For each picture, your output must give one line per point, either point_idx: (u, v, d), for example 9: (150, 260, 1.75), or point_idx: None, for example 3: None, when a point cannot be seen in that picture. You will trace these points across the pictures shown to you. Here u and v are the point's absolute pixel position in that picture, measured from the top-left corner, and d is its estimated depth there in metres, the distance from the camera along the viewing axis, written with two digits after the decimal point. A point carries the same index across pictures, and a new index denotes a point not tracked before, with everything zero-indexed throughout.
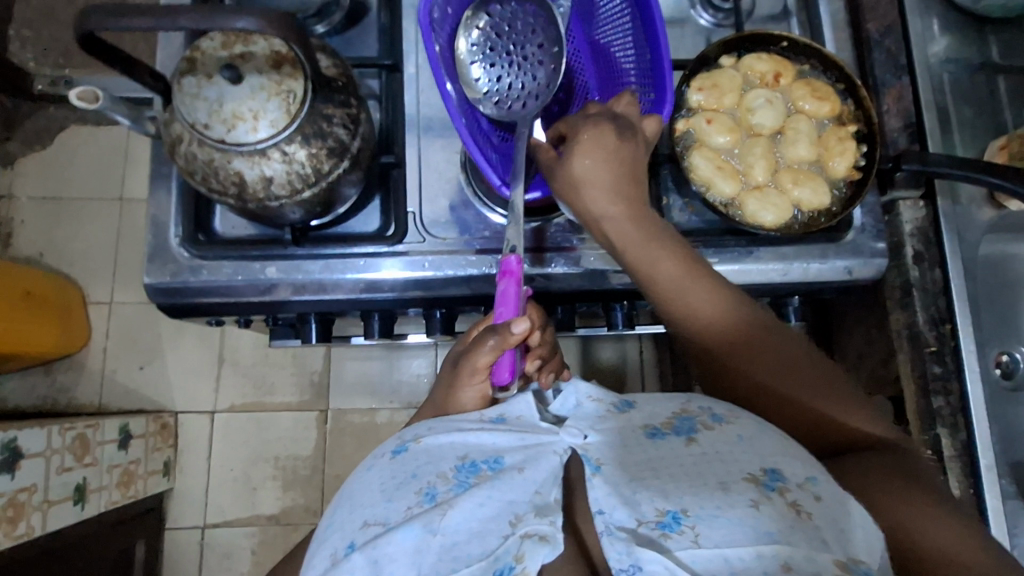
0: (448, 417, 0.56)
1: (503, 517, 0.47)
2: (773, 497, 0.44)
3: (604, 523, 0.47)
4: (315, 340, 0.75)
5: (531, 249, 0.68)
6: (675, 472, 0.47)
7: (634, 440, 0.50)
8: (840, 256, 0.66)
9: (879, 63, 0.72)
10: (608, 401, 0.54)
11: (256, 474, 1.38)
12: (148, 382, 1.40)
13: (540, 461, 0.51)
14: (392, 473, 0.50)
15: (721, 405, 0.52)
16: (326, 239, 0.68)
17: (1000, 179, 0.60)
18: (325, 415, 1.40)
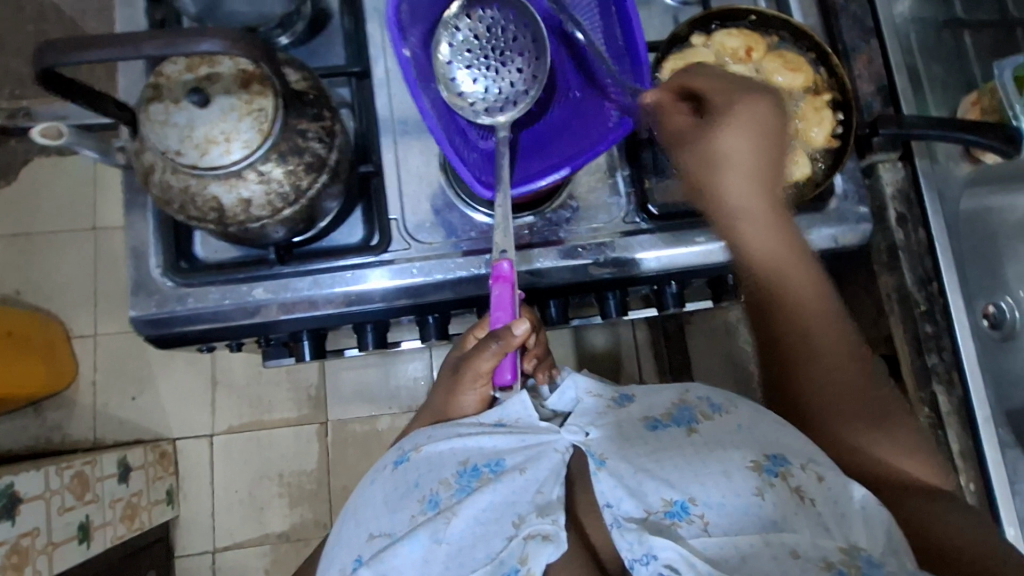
0: (446, 421, 0.59)
1: (506, 517, 0.51)
2: (776, 482, 0.49)
3: (614, 514, 0.50)
4: (309, 357, 0.74)
5: (518, 246, 0.68)
6: (678, 461, 0.51)
7: (636, 433, 0.54)
8: (826, 225, 0.67)
9: (847, 30, 0.73)
10: (607, 395, 0.58)
11: (262, 493, 1.37)
12: (142, 412, 1.38)
13: (540, 460, 0.54)
14: (396, 485, 0.55)
15: (718, 395, 0.57)
16: (310, 254, 0.67)
17: (977, 135, 0.62)
18: (325, 427, 1.39)
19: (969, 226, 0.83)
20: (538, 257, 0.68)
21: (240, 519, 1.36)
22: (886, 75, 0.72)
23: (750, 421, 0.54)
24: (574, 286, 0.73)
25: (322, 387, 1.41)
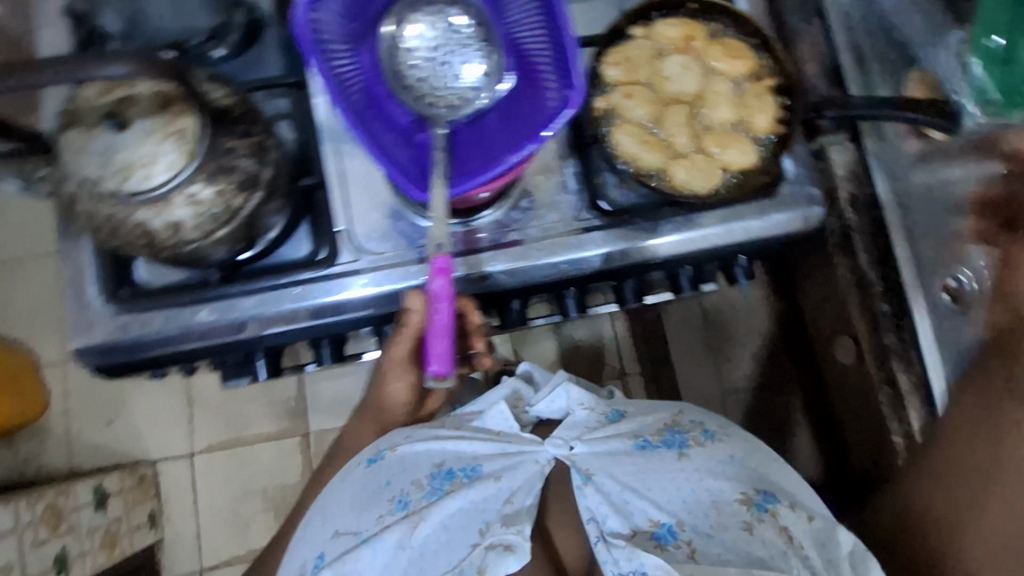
0: (420, 426, 0.73)
1: (473, 525, 0.64)
2: (764, 516, 0.63)
3: (599, 531, 0.65)
4: (265, 376, 0.73)
5: (469, 252, 0.67)
6: (669, 485, 0.66)
7: (627, 453, 0.69)
8: (779, 210, 0.68)
9: (790, 12, 0.72)
10: (598, 410, 0.73)
11: (246, 509, 1.35)
12: (118, 437, 1.36)
13: (517, 469, 0.68)
14: (367, 484, 0.69)
15: (709, 422, 0.72)
16: (256, 271, 0.65)
17: (916, 112, 0.62)
18: (306, 440, 1.37)
19: None
20: (492, 261, 0.67)
21: (225, 538, 1.34)
22: (832, 54, 0.72)
23: (738, 450, 0.69)
24: (533, 285, 0.73)
25: (300, 399, 1.39)
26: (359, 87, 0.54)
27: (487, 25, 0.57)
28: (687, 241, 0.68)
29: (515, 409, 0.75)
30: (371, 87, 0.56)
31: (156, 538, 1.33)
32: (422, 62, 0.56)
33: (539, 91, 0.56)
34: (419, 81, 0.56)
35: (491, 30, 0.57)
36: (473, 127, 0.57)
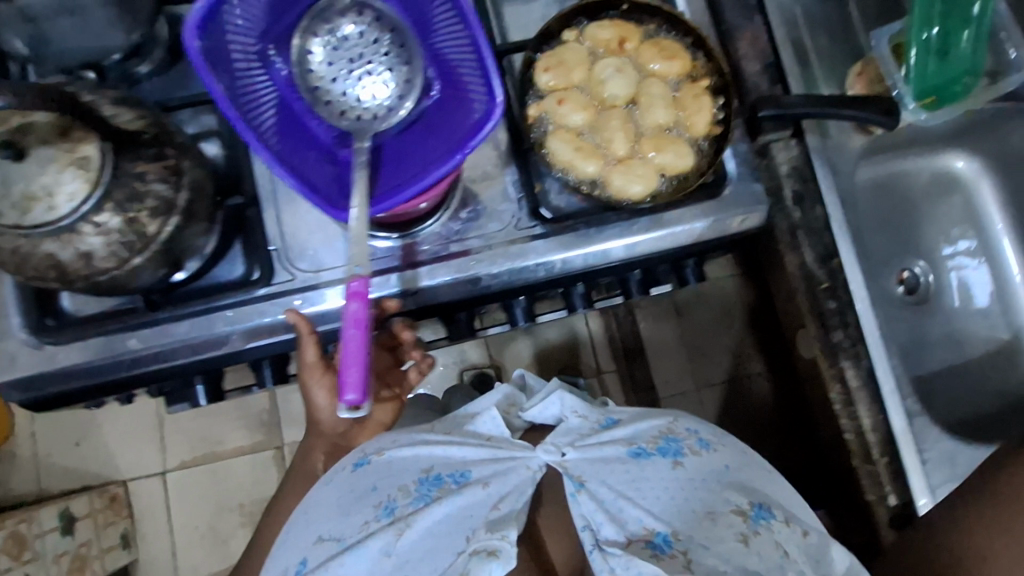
0: (409, 430, 0.60)
1: (459, 532, 0.51)
2: (761, 530, 0.50)
3: (593, 539, 0.52)
4: (204, 403, 0.71)
5: (408, 266, 0.66)
6: (660, 494, 0.53)
7: (617, 459, 0.55)
8: (723, 211, 0.66)
9: (728, 9, 0.71)
10: (593, 418, 0.60)
11: (222, 525, 1.33)
12: (89, 459, 1.33)
13: (506, 475, 0.56)
14: (352, 487, 0.56)
15: (706, 429, 0.59)
16: (187, 295, 0.64)
17: (852, 113, 0.60)
18: (279, 453, 1.34)
19: (875, 195, 0.83)
20: (431, 274, 0.66)
21: (202, 556, 1.32)
22: (772, 50, 0.72)
23: (736, 462, 0.56)
24: (479, 296, 0.71)
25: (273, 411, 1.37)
26: (273, 107, 0.53)
27: (405, 33, 0.55)
28: (632, 246, 0.66)
29: (507, 415, 0.64)
30: (289, 104, 0.54)
31: (132, 559, 1.31)
32: (340, 75, 0.54)
33: (463, 98, 0.53)
34: (339, 96, 0.54)
35: (410, 36, 0.55)
36: (400, 139, 0.56)
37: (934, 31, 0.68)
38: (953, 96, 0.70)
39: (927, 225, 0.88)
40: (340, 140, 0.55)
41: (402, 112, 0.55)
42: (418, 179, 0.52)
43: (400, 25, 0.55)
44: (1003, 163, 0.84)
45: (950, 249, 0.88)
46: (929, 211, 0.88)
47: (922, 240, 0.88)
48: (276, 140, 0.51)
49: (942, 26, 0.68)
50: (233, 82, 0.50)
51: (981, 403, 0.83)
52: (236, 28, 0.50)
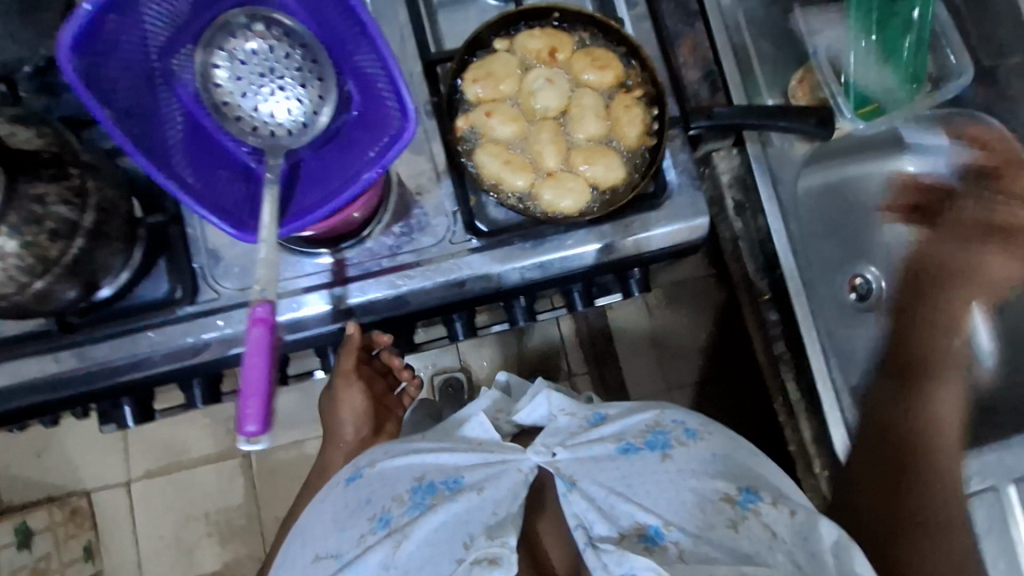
0: (401, 439, 0.62)
1: (457, 539, 0.53)
2: (747, 515, 0.54)
3: (586, 536, 0.55)
4: (133, 424, 0.69)
5: (337, 282, 0.64)
6: (651, 489, 0.56)
7: (607, 457, 0.58)
8: (663, 223, 0.65)
9: (668, 14, 0.70)
10: (581, 415, 0.62)
11: (189, 534, 1.17)
12: (49, 469, 1.17)
13: (498, 479, 0.58)
14: (345, 502, 0.58)
15: (693, 420, 0.62)
16: (108, 314, 0.62)
17: (788, 122, 0.63)
18: (248, 461, 1.20)
19: (820, 200, 0.85)
20: (361, 290, 0.64)
21: (167, 568, 1.16)
22: (712, 57, 0.70)
23: (721, 450, 0.59)
24: (419, 311, 0.70)
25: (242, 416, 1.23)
26: (176, 127, 0.51)
27: (316, 44, 0.52)
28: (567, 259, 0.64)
29: (497, 421, 0.68)
30: (199, 121, 0.52)
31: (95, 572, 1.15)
32: (249, 91, 0.51)
33: (381, 115, 0.52)
34: (247, 113, 0.52)
35: (321, 50, 0.52)
36: (319, 155, 0.54)
37: (872, 38, 0.68)
38: (898, 102, 0.69)
39: (879, 228, 0.87)
40: (254, 156, 0.53)
41: (317, 128, 0.53)
42: (332, 201, 0.51)
43: (311, 39, 0.52)
44: None
45: (906, 256, 0.87)
46: None
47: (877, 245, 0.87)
48: (180, 162, 0.50)
49: (880, 32, 0.67)
50: (122, 103, 0.48)
51: None
52: (122, 44, 0.48)
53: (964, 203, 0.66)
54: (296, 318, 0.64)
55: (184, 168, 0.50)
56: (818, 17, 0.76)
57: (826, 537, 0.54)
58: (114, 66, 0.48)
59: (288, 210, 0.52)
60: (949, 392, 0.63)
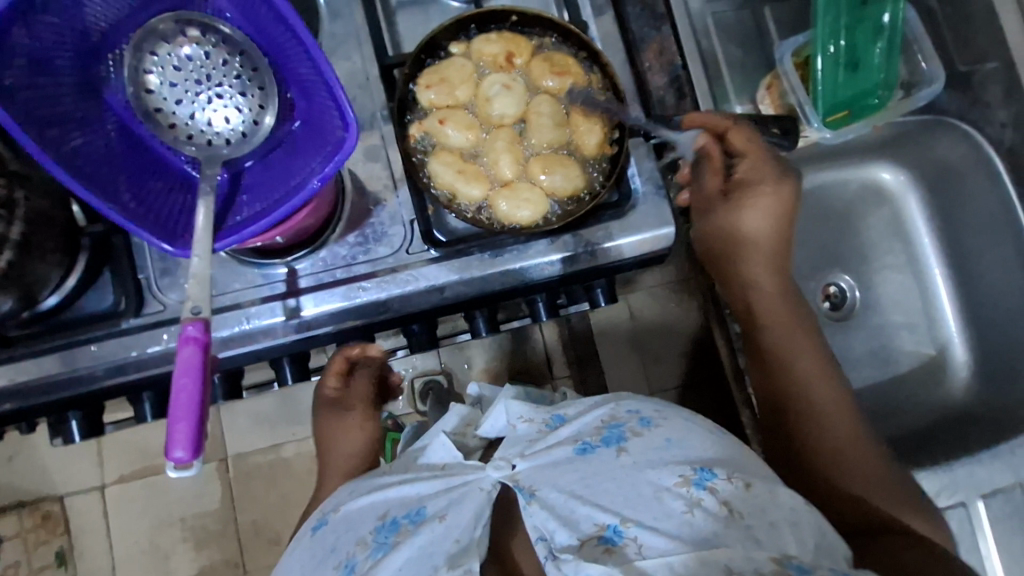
0: (368, 476, 0.59)
1: (423, 572, 0.47)
2: (704, 495, 0.47)
3: (548, 549, 0.47)
4: (79, 439, 0.66)
5: (289, 294, 0.62)
6: (609, 488, 0.48)
7: (565, 460, 0.51)
8: (627, 233, 0.63)
9: (634, 17, 0.67)
10: (539, 419, 0.56)
11: (164, 540, 1.08)
12: (18, 472, 1.07)
13: (461, 504, 0.51)
14: (313, 553, 0.54)
15: (649, 407, 0.55)
16: (48, 327, 0.60)
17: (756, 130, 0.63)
18: (223, 464, 1.09)
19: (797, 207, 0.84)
20: (314, 303, 0.62)
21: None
22: (677, 62, 0.67)
23: (680, 434, 0.52)
24: (378, 323, 0.67)
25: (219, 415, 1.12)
26: (106, 138, 0.49)
27: (254, 51, 0.51)
28: (528, 270, 0.62)
29: (462, 438, 0.60)
30: (131, 128, 0.51)
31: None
32: (185, 98, 0.50)
33: (322, 124, 0.50)
34: (183, 121, 0.51)
35: (260, 57, 0.51)
36: (262, 163, 0.52)
37: (841, 44, 0.66)
38: (869, 109, 0.69)
39: (853, 236, 0.85)
40: (190, 165, 0.52)
41: (259, 138, 0.52)
42: (269, 213, 0.49)
43: (250, 45, 0.51)
44: (934, 178, 0.81)
45: (882, 264, 0.85)
46: (861, 224, 0.86)
47: (851, 252, 0.85)
48: (112, 174, 0.48)
49: (850, 38, 0.66)
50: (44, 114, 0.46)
51: (916, 418, 0.80)
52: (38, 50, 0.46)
53: (739, 168, 0.63)
54: (244, 333, 0.61)
55: (122, 190, 0.48)
56: (788, 22, 0.74)
57: (782, 503, 0.48)
58: (33, 78, 0.46)
59: (226, 223, 0.50)
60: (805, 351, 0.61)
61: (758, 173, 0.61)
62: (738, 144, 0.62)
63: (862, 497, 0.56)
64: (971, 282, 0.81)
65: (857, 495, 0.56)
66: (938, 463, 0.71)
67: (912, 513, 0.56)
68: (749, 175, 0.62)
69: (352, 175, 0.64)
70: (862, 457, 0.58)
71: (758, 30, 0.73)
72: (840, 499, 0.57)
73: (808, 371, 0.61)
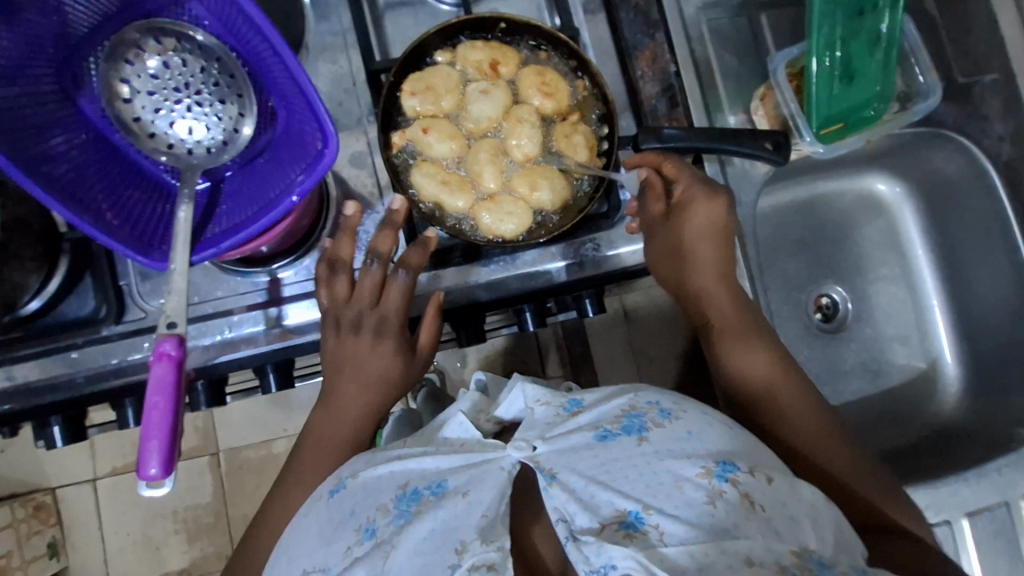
0: (382, 446, 0.55)
1: (447, 545, 0.45)
2: (726, 488, 0.46)
3: (567, 530, 0.46)
4: (62, 443, 0.66)
5: (272, 302, 0.62)
6: (629, 475, 0.47)
7: (584, 446, 0.49)
8: (616, 242, 0.64)
9: (627, 23, 0.66)
10: (556, 402, 0.54)
11: (155, 532, 1.07)
12: (10, 463, 1.05)
13: (483, 480, 0.49)
14: (329, 516, 0.49)
15: (667, 398, 0.53)
16: (28, 333, 0.59)
17: (734, 147, 0.60)
18: (216, 458, 1.08)
19: (793, 214, 0.83)
20: (301, 310, 0.62)
21: (132, 569, 1.06)
22: (671, 70, 0.66)
23: (702, 427, 0.50)
24: None
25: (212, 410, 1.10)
26: (83, 147, 0.49)
27: (230, 56, 0.50)
28: (516, 279, 0.64)
29: (476, 421, 0.58)
30: (107, 138, 0.51)
31: (60, 569, 1.04)
32: (162, 107, 0.50)
33: (301, 133, 0.49)
34: (161, 130, 0.51)
35: (237, 64, 0.50)
36: (242, 172, 0.52)
37: (837, 55, 0.64)
38: (863, 122, 0.68)
39: (849, 246, 0.84)
40: (171, 173, 0.52)
41: (239, 146, 0.51)
42: (246, 226, 0.48)
43: (226, 53, 0.50)
44: (931, 191, 0.80)
45: (877, 275, 0.85)
46: (858, 235, 0.85)
47: (845, 263, 0.84)
48: (89, 183, 0.48)
49: (844, 49, 0.64)
50: (17, 121, 0.46)
51: (909, 430, 0.80)
52: (11, 54, 0.45)
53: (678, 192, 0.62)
54: (226, 341, 0.61)
55: (104, 208, 0.47)
56: (784, 30, 0.73)
57: (803, 498, 0.46)
58: (9, 88, 0.45)
59: (206, 234, 0.50)
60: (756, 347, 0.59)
61: (698, 194, 0.61)
62: (673, 173, 0.61)
63: (851, 487, 0.54)
64: (966, 296, 0.80)
65: (853, 492, 0.54)
66: (925, 478, 0.71)
67: (900, 508, 0.54)
68: (687, 201, 0.61)
69: (338, 181, 0.63)
70: (841, 452, 0.56)
71: (754, 37, 0.72)
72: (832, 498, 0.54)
73: (767, 369, 0.58)
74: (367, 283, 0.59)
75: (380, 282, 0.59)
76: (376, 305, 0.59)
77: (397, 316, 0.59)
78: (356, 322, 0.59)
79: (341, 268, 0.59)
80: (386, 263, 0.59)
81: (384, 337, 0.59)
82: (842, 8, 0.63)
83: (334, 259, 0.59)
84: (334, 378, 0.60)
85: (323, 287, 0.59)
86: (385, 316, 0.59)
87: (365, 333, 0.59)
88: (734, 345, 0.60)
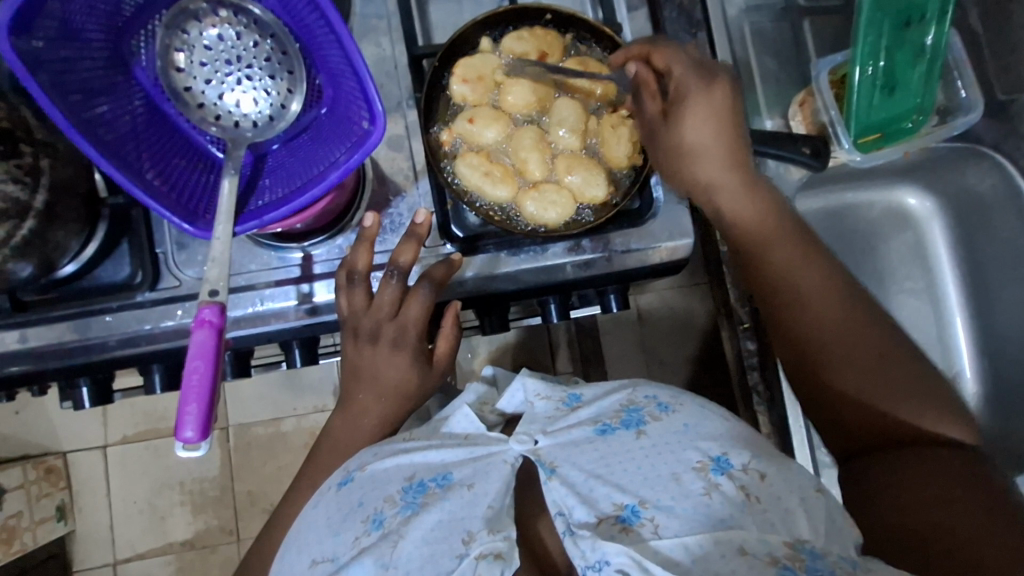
0: (390, 440, 0.55)
1: (455, 535, 0.45)
2: (723, 482, 0.45)
3: (566, 524, 0.45)
4: (89, 405, 0.67)
5: (303, 279, 0.62)
6: (628, 468, 0.46)
7: (585, 439, 0.49)
8: (637, 242, 0.63)
9: (671, 21, 0.66)
10: (556, 398, 0.54)
11: (162, 501, 1.08)
12: (27, 426, 1.07)
13: (488, 474, 0.49)
14: (338, 506, 0.49)
15: (665, 393, 0.52)
16: (63, 294, 0.60)
17: (774, 152, 0.59)
18: (225, 433, 1.09)
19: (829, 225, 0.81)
20: (326, 289, 0.62)
21: (138, 535, 1.08)
22: None
23: (698, 419, 0.49)
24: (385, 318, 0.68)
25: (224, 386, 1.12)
26: (133, 113, 0.50)
27: (283, 32, 0.51)
28: (540, 271, 0.63)
29: (479, 413, 0.57)
30: (158, 106, 0.52)
31: (66, 532, 1.06)
32: (213, 78, 0.51)
33: (347, 112, 0.50)
34: (211, 101, 0.51)
35: (291, 41, 0.51)
36: (286, 147, 0.53)
37: (880, 65, 0.64)
38: (901, 133, 0.69)
39: (882, 253, 0.84)
40: (216, 145, 0.53)
41: (287, 122, 0.52)
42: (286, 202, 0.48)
43: (280, 28, 0.51)
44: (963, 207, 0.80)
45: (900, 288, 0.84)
46: (886, 245, 0.84)
47: (871, 274, 0.82)
48: (131, 145, 0.49)
49: (888, 60, 0.64)
50: (68, 84, 0.46)
51: None
52: (69, 15, 0.46)
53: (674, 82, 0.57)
54: (256, 313, 0.61)
55: (146, 169, 0.48)
56: (825, 38, 0.73)
57: (794, 487, 0.46)
58: (66, 49, 0.46)
59: (248, 207, 0.50)
60: (761, 227, 0.55)
61: (691, 85, 0.56)
62: (661, 61, 0.58)
63: (865, 401, 0.49)
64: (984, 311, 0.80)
65: (858, 394, 0.49)
66: None
67: (928, 405, 0.48)
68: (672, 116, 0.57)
69: (374, 165, 0.63)
70: (869, 342, 0.50)
71: (794, 42, 0.72)
72: (838, 415, 0.50)
73: (783, 257, 0.54)
74: (386, 296, 0.59)
75: (401, 294, 0.59)
76: (395, 315, 0.59)
77: (416, 326, 0.60)
78: (375, 332, 0.59)
79: (359, 279, 0.59)
80: (407, 274, 0.59)
81: (401, 349, 0.60)
82: (887, 18, 0.63)
83: (352, 270, 0.59)
84: (355, 383, 0.61)
85: (343, 295, 0.60)
86: (404, 327, 0.59)
87: (383, 343, 0.59)
88: (742, 224, 0.56)
